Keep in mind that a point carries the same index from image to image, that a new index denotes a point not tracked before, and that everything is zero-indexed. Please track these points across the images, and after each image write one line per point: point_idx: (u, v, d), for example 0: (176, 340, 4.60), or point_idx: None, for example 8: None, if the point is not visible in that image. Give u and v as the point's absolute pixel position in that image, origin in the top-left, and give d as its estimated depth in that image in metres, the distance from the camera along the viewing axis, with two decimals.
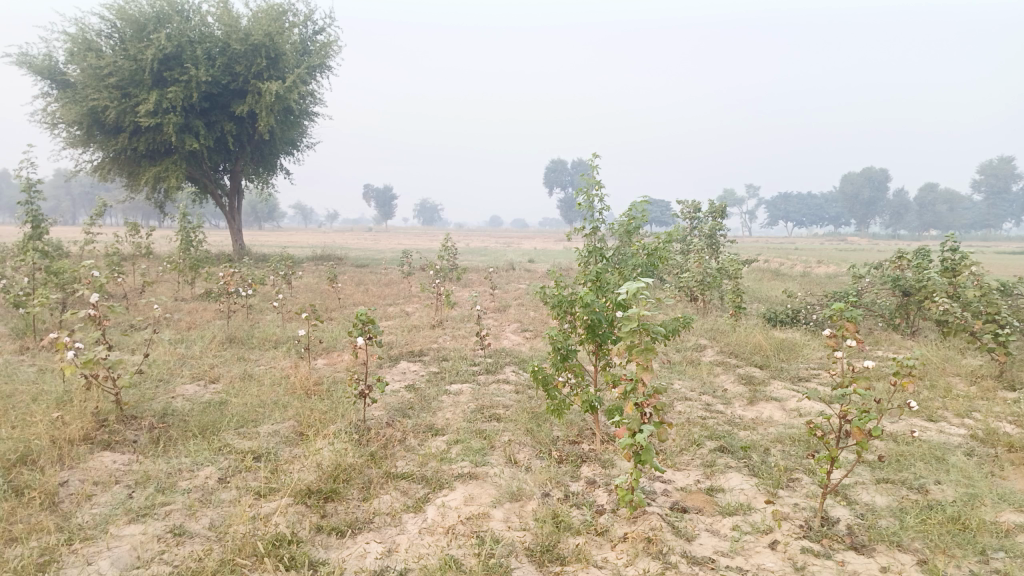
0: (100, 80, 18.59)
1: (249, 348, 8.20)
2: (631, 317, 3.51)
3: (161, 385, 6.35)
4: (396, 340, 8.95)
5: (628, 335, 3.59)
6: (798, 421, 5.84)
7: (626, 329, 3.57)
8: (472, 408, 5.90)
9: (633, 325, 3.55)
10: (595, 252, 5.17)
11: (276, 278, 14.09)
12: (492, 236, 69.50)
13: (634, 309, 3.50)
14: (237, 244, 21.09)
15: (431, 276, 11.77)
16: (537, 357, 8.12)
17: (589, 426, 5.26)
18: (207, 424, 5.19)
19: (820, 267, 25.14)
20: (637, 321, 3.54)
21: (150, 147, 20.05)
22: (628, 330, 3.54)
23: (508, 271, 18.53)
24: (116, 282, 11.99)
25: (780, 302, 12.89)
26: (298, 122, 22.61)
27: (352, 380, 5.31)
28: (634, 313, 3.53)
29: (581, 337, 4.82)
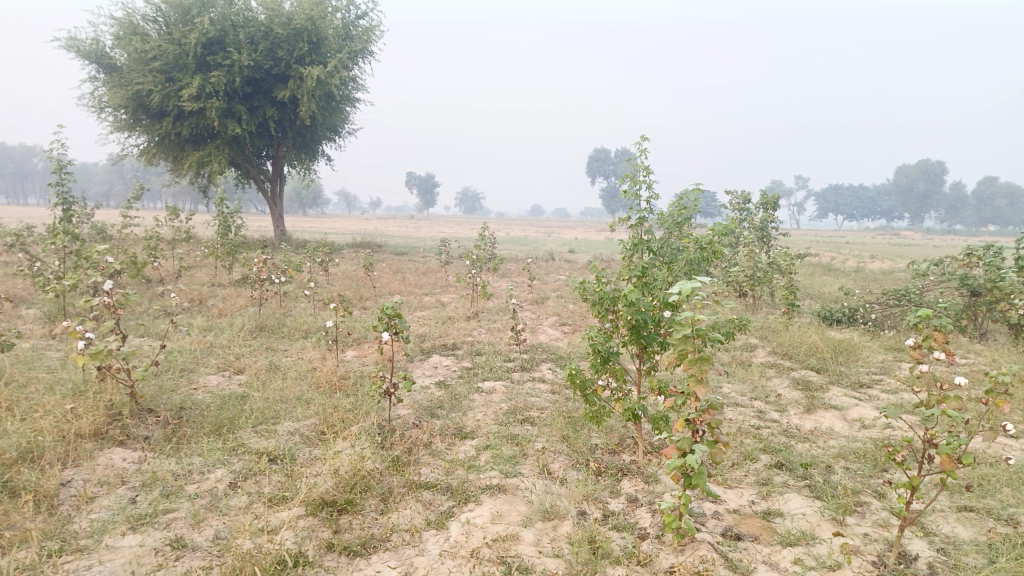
0: (145, 64, 18.64)
1: (279, 337, 7.95)
2: (685, 321, 2.99)
3: (183, 376, 6.12)
4: (430, 333, 8.62)
5: (681, 341, 3.07)
6: (862, 434, 5.31)
7: (679, 333, 3.06)
8: (506, 410, 5.52)
9: (687, 330, 3.03)
10: (641, 246, 4.69)
11: (313, 265, 13.91)
12: (534, 226, 69.07)
13: (688, 312, 2.98)
14: (278, 230, 21.05)
15: (468, 266, 11.41)
16: (576, 355, 7.69)
17: (631, 433, 4.84)
18: (226, 421, 4.91)
19: (874, 263, 24.11)
20: (692, 325, 3.03)
21: (193, 131, 20.11)
22: (681, 335, 3.02)
23: (548, 262, 18.08)
24: (153, 267, 11.92)
25: (833, 300, 12.21)
26: (340, 108, 22.44)
27: (376, 378, 4.97)
28: (687, 316, 3.01)
29: (624, 338, 4.39)
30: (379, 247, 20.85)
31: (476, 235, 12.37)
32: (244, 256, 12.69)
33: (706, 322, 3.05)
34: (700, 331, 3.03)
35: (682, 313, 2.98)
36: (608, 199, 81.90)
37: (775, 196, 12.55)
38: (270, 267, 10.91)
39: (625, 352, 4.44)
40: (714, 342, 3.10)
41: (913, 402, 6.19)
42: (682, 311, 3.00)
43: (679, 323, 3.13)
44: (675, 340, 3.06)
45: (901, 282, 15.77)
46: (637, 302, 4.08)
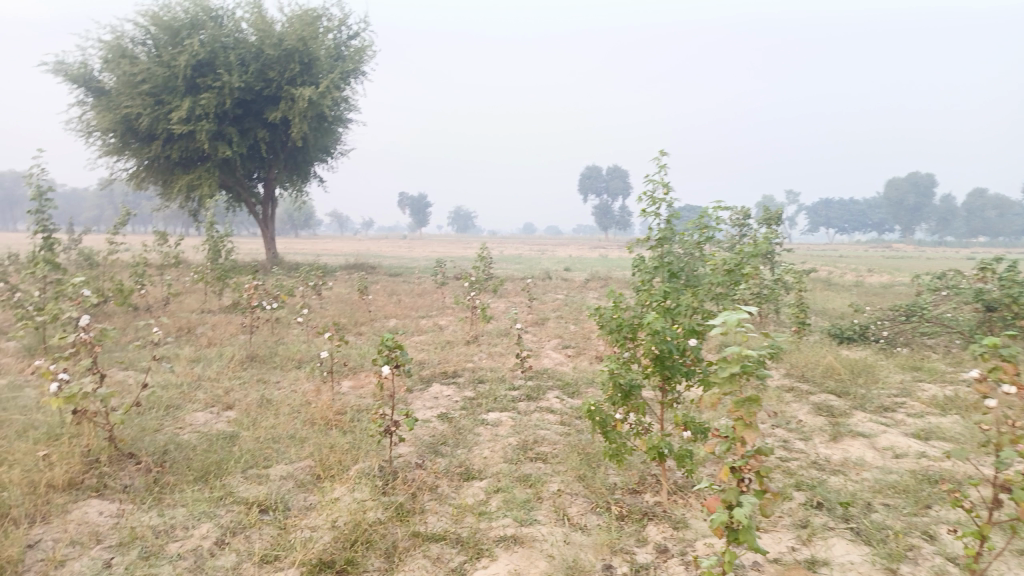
0: (133, 87, 18.35)
1: (271, 368, 7.58)
2: (731, 357, 2.64)
3: (168, 415, 5.74)
4: (428, 359, 8.24)
5: (728, 379, 2.71)
6: (896, 465, 4.98)
7: (726, 370, 2.69)
8: (515, 446, 5.16)
9: (734, 367, 2.67)
10: (663, 268, 4.29)
11: (306, 289, 13.54)
12: (527, 243, 68.83)
13: (736, 348, 2.62)
14: (270, 253, 20.69)
15: (466, 288, 11.05)
16: (583, 381, 7.33)
17: (652, 471, 4.50)
18: (213, 464, 4.53)
19: (872, 277, 23.87)
20: (740, 361, 2.67)
21: (183, 155, 19.79)
22: (728, 372, 2.66)
23: (546, 281, 17.76)
24: (140, 295, 11.53)
25: (840, 317, 11.93)
26: (332, 129, 22.16)
27: (375, 415, 4.60)
28: (734, 352, 2.65)
29: (646, 369, 4.05)
30: (373, 269, 20.54)
31: (473, 256, 12.01)
32: (235, 280, 12.31)
33: (754, 358, 2.70)
34: (749, 368, 2.67)
35: (728, 349, 2.62)
36: (601, 215, 81.85)
37: (779, 211, 12.27)
38: (261, 293, 10.53)
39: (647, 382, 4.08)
40: (763, 378, 2.74)
41: (943, 426, 5.86)
42: (728, 347, 2.64)
43: (722, 358, 2.77)
44: (721, 378, 2.70)
45: (905, 296, 15.50)
46: (662, 331, 3.73)
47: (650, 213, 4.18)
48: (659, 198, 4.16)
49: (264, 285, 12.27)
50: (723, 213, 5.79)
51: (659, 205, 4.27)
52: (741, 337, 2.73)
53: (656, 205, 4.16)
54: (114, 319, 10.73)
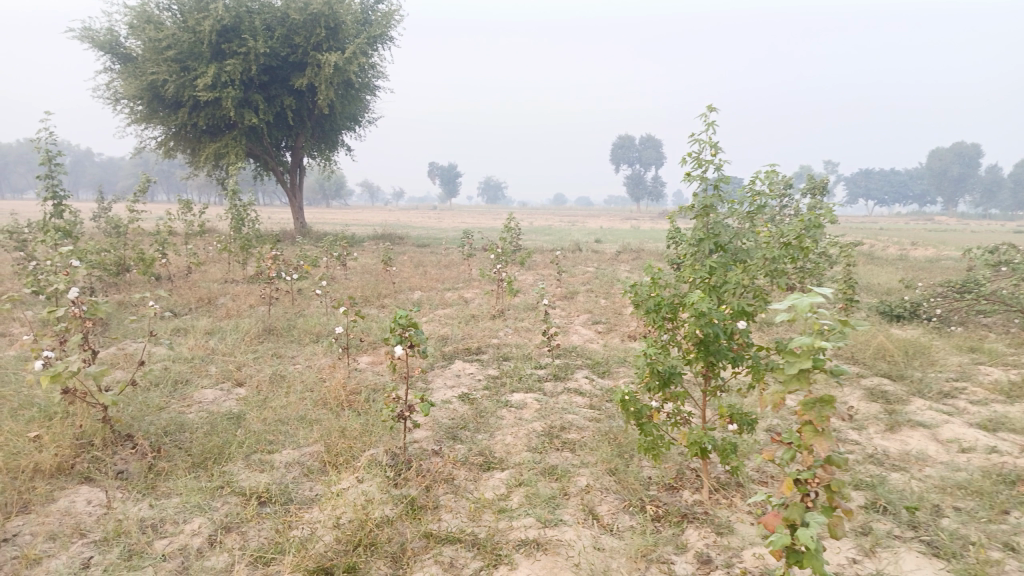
0: (159, 53, 18.07)
1: (288, 342, 7.27)
2: (801, 351, 2.18)
3: (175, 392, 5.45)
4: (452, 334, 7.86)
5: (796, 377, 2.25)
6: (964, 460, 4.48)
7: (794, 367, 2.23)
8: (540, 432, 4.75)
9: (805, 363, 2.21)
10: (710, 239, 3.71)
11: (330, 259, 13.24)
12: (558, 213, 68.13)
13: (807, 340, 2.16)
14: (298, 222, 20.47)
15: (492, 260, 10.62)
16: (615, 360, 6.89)
17: (690, 465, 4.07)
18: (215, 449, 4.20)
19: (918, 250, 22.88)
20: (811, 356, 2.20)
21: (209, 122, 19.56)
22: (798, 369, 2.20)
23: (576, 253, 17.25)
24: (162, 264, 11.34)
25: (888, 293, 11.26)
26: (359, 96, 21.72)
27: (387, 399, 4.22)
28: (805, 344, 2.19)
29: (689, 355, 3.59)
30: (400, 239, 20.25)
31: (501, 227, 11.54)
32: (257, 250, 12.06)
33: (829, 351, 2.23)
34: (822, 364, 2.21)
35: (798, 340, 2.16)
36: (632, 187, 80.62)
37: (824, 181, 11.57)
38: (282, 263, 10.24)
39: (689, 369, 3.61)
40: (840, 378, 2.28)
41: (1012, 416, 5.32)
42: (796, 339, 2.18)
43: (789, 352, 2.31)
44: (787, 375, 2.24)
45: (955, 271, 14.71)
46: (707, 311, 3.28)
47: (695, 176, 3.68)
48: (704, 160, 3.67)
49: (286, 256, 11.99)
50: (775, 185, 5.20)
51: (706, 166, 3.71)
52: (813, 325, 2.26)
53: (702, 167, 3.67)
54: (135, 289, 10.55)
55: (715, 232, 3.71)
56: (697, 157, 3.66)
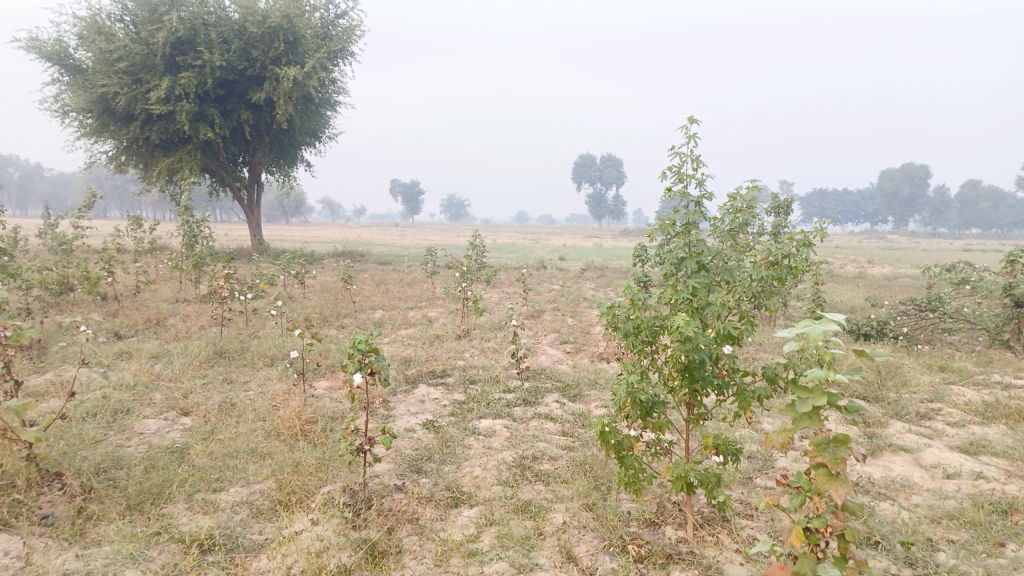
0: (110, 65, 17.45)
1: (240, 366, 6.86)
2: (814, 387, 1.85)
3: (113, 424, 5.02)
4: (415, 356, 7.53)
5: (808, 416, 1.93)
6: (951, 487, 4.32)
7: (806, 405, 1.90)
8: (511, 463, 4.47)
9: (818, 400, 1.89)
10: (693, 258, 3.46)
11: (288, 277, 12.79)
12: (520, 231, 68.05)
13: (822, 375, 1.84)
14: (256, 239, 19.90)
15: (457, 278, 10.33)
16: (586, 383, 6.64)
17: (671, 499, 3.82)
18: (153, 490, 3.80)
19: (874, 268, 23.24)
20: (825, 391, 1.89)
21: (163, 136, 18.94)
22: (811, 408, 1.88)
23: (541, 271, 17.07)
24: (108, 283, 10.78)
25: (853, 311, 11.27)
26: (319, 111, 21.30)
27: (345, 432, 3.88)
28: (818, 378, 1.87)
29: (672, 382, 3.33)
30: (361, 257, 19.83)
31: (466, 244, 11.26)
32: (210, 267, 11.57)
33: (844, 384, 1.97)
34: (837, 401, 1.89)
35: (812, 375, 1.84)
36: (594, 205, 81.20)
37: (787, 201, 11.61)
38: (236, 282, 9.79)
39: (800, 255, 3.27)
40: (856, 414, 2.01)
41: (992, 439, 5.20)
42: (810, 373, 1.85)
43: (798, 383, 1.98)
44: (799, 416, 1.91)
45: (915, 288, 14.88)
46: (693, 336, 3.03)
47: (676, 192, 3.43)
48: (686, 174, 3.44)
49: (241, 274, 11.53)
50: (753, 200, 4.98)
51: (688, 181, 3.46)
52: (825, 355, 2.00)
53: (684, 181, 3.44)
54: (78, 309, 9.99)
55: (696, 250, 3.47)
56: (677, 170, 3.43)
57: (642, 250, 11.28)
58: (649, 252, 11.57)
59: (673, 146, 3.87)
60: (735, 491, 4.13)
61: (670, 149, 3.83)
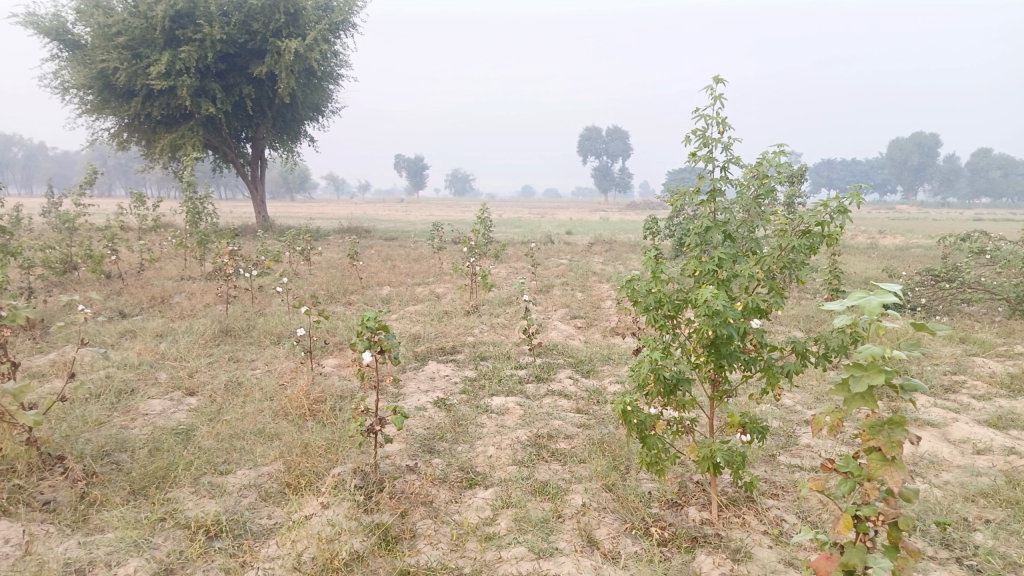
0: (109, 39, 17.18)
1: (246, 344, 6.74)
2: (871, 364, 1.69)
3: (117, 405, 4.90)
4: (424, 333, 7.39)
5: (862, 395, 1.77)
6: (982, 463, 4.17)
7: (861, 384, 1.75)
8: (526, 442, 4.34)
9: (875, 379, 1.73)
10: (719, 227, 3.26)
11: (294, 254, 12.64)
12: (527, 206, 67.69)
13: (879, 350, 1.69)
14: (261, 216, 19.72)
15: (464, 253, 10.15)
16: (599, 358, 6.50)
17: (693, 480, 3.68)
18: (157, 474, 3.68)
19: (885, 239, 22.94)
20: (882, 368, 1.74)
21: (165, 112, 18.71)
22: (867, 387, 1.72)
23: (548, 245, 16.91)
24: (112, 261, 10.66)
25: (867, 282, 11.07)
26: (322, 85, 20.99)
27: (354, 412, 3.75)
28: (874, 354, 1.72)
29: (697, 359, 3.17)
30: (367, 232, 19.67)
31: (474, 219, 11.06)
32: (215, 245, 11.42)
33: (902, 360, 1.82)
34: (895, 379, 1.73)
35: (869, 351, 1.68)
36: (600, 178, 80.60)
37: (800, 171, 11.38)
38: (241, 260, 9.65)
39: (836, 219, 3.06)
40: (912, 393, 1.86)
41: (1020, 412, 5.04)
42: (865, 350, 1.69)
43: (851, 360, 1.83)
44: (853, 395, 1.76)
45: (929, 259, 14.63)
46: (721, 310, 2.88)
47: (701, 158, 3.23)
48: (712, 138, 3.25)
49: (246, 251, 11.39)
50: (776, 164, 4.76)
51: (713, 146, 3.26)
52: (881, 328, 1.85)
53: (709, 146, 3.25)
54: (83, 288, 9.87)
55: (721, 220, 3.30)
56: (702, 135, 3.25)
57: (652, 222, 11.26)
58: (659, 224, 11.56)
59: (697, 109, 3.67)
60: (759, 469, 3.99)
61: (693, 112, 3.64)
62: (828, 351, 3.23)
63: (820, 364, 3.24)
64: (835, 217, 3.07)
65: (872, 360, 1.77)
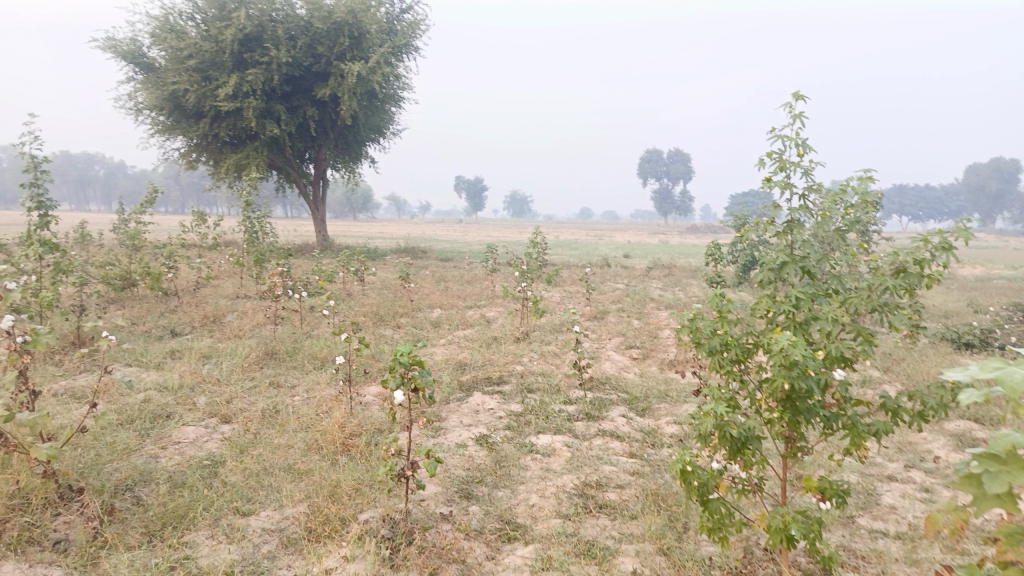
0: (181, 63, 17.70)
1: (290, 368, 6.57)
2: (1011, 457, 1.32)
3: (151, 432, 4.74)
4: (471, 360, 7.10)
5: (998, 496, 1.40)
6: None
7: (996, 482, 1.37)
8: (571, 491, 3.97)
9: (1016, 476, 1.35)
10: (796, 263, 2.86)
11: (347, 274, 12.58)
12: (586, 228, 67.18)
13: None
14: (320, 236, 19.91)
15: (516, 277, 9.84)
16: (654, 395, 6.06)
17: (761, 549, 3.24)
18: (175, 513, 3.46)
19: (964, 268, 21.65)
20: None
21: (231, 133, 19.13)
22: (1006, 488, 1.33)
23: (605, 269, 16.46)
24: (169, 279, 10.75)
25: (949, 316, 10.28)
26: (383, 107, 21.15)
27: (385, 455, 3.44)
28: (1015, 445, 1.34)
29: (769, 412, 2.78)
30: (423, 253, 19.62)
31: (528, 242, 10.71)
32: (269, 263, 11.42)
33: None
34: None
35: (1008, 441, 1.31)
36: (660, 201, 79.51)
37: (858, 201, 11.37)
38: (291, 280, 9.56)
39: (939, 257, 2.59)
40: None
41: None
42: (1004, 439, 1.32)
43: (981, 450, 1.46)
44: (986, 496, 1.38)
45: (1016, 291, 13.60)
46: (801, 361, 2.48)
47: (776, 184, 2.85)
48: (790, 161, 2.87)
49: (300, 271, 11.36)
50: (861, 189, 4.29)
51: (790, 171, 2.87)
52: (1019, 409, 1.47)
53: (786, 170, 2.87)
54: (140, 304, 9.97)
55: (799, 253, 2.90)
56: (779, 158, 2.87)
57: (715, 247, 10.70)
58: (722, 249, 11.03)
59: (773, 129, 3.29)
60: (834, 535, 3.53)
61: (769, 131, 3.26)
62: (925, 408, 2.79)
63: (915, 424, 2.80)
64: (937, 254, 2.61)
65: (1012, 451, 1.40)
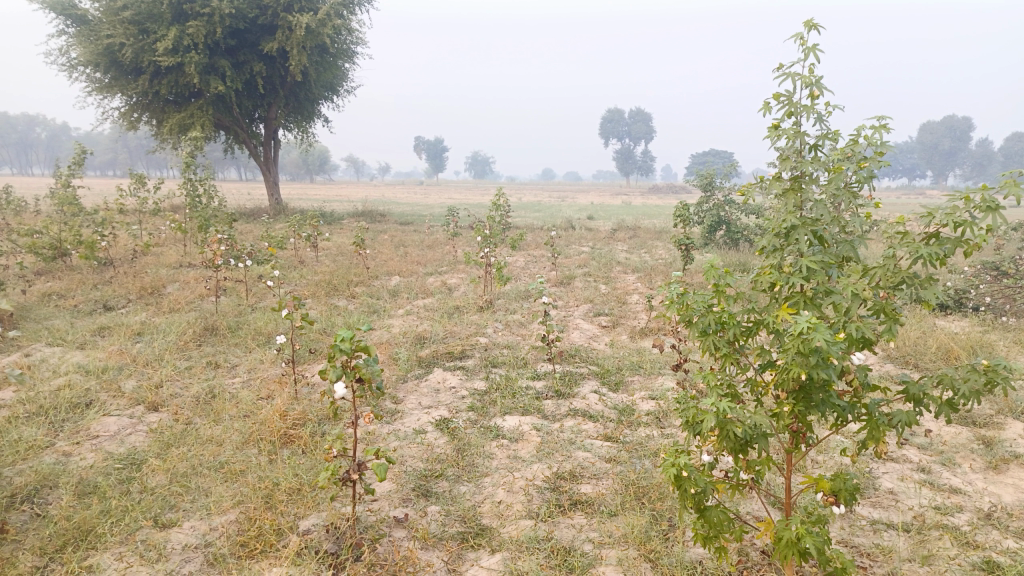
0: (115, 14, 16.45)
1: (232, 345, 6.01)
2: None
3: (65, 425, 4.17)
4: (431, 333, 6.61)
5: None
6: None
7: None
8: (542, 484, 3.55)
9: None
10: (808, 226, 2.42)
11: (298, 239, 11.89)
12: (548, 188, 66.61)
13: None
14: (274, 199, 19.00)
15: (478, 241, 9.29)
16: (627, 367, 5.67)
17: (760, 553, 2.86)
18: (80, 529, 2.94)
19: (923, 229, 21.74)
20: None
21: (173, 90, 17.98)
22: None
23: (569, 232, 16.03)
24: (102, 248, 9.97)
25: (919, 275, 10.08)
26: (336, 63, 20.15)
27: (331, 463, 2.89)
28: None
29: (777, 405, 2.36)
30: (381, 216, 18.92)
31: (490, 204, 10.13)
32: (213, 230, 10.66)
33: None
34: None
35: None
36: (622, 162, 78.94)
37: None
38: (235, 248, 8.89)
39: (981, 219, 2.16)
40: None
41: None
42: None
43: None
44: None
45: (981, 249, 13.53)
46: (822, 348, 2.03)
47: (784, 132, 2.40)
48: (800, 104, 2.41)
49: (247, 238, 10.67)
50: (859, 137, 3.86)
51: (803, 116, 2.41)
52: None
53: (796, 114, 2.42)
54: (73, 275, 9.21)
55: (809, 215, 2.47)
56: (787, 100, 2.42)
57: (683, 209, 10.30)
58: (690, 211, 10.62)
59: (779, 65, 2.84)
60: (833, 529, 3.19)
61: (775, 68, 2.81)
62: (954, 396, 2.40)
63: (943, 415, 2.41)
64: (978, 215, 2.17)
65: None
